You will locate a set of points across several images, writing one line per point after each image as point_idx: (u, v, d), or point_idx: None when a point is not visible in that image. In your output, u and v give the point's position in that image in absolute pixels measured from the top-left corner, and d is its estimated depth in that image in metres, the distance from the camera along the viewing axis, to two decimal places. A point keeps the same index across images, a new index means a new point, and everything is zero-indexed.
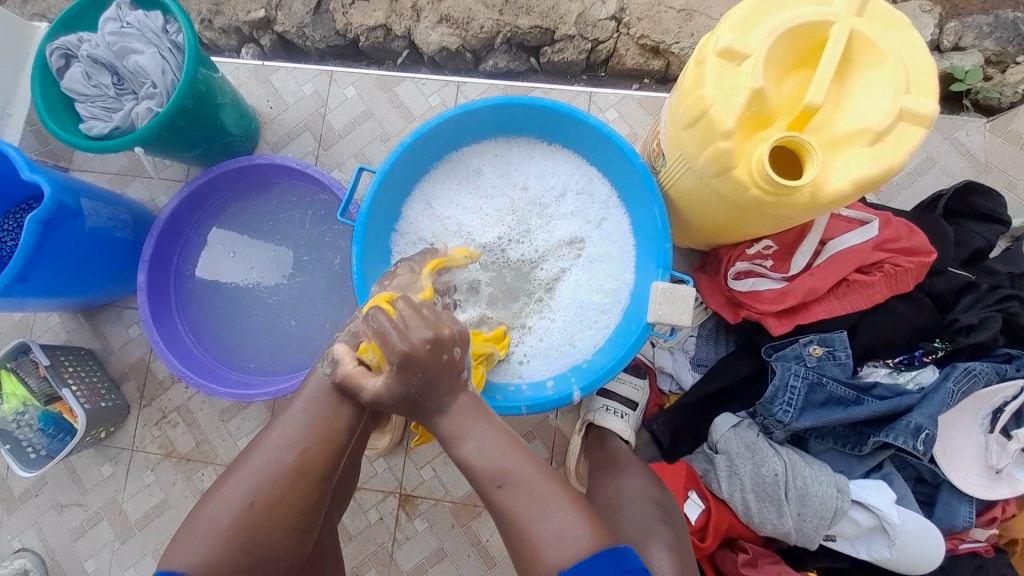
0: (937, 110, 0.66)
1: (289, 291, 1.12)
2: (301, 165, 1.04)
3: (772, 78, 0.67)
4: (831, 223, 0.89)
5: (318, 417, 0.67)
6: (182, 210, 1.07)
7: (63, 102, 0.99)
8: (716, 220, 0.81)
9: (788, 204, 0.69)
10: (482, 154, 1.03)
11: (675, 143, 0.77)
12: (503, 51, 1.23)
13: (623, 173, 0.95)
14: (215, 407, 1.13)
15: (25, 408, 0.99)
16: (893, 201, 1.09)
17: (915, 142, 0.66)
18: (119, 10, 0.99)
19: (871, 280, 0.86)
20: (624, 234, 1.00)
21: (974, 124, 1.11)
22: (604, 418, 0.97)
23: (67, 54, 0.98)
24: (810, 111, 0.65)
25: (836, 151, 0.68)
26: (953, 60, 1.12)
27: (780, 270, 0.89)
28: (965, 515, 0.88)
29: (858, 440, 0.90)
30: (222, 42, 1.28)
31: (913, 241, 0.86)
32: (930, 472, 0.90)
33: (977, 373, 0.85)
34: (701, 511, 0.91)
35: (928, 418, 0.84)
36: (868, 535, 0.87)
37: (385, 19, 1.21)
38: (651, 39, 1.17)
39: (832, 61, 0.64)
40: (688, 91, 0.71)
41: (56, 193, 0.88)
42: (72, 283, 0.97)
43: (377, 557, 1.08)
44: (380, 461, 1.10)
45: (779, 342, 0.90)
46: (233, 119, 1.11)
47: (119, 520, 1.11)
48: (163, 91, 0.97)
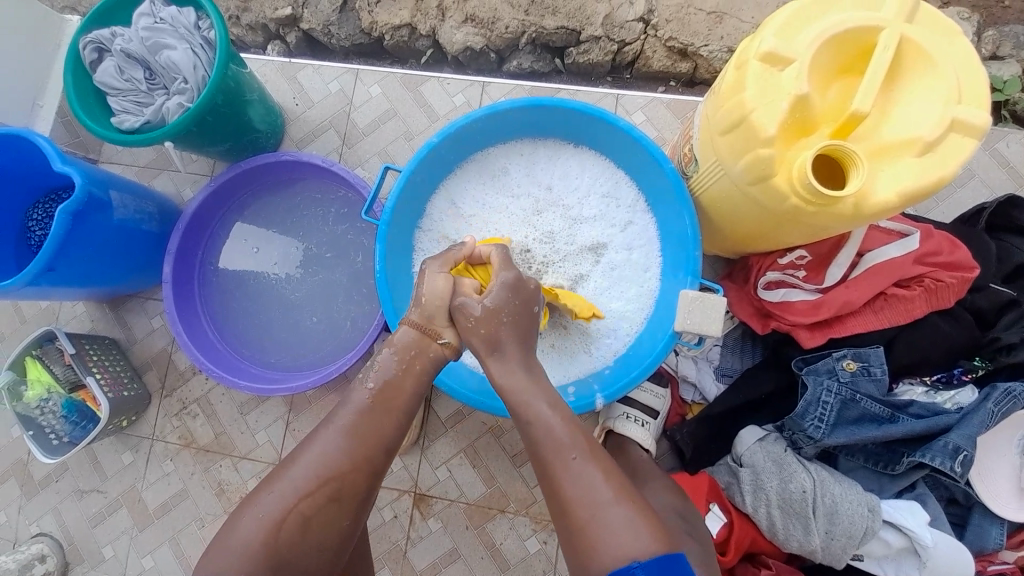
0: (990, 122, 0.63)
1: (311, 287, 1.13)
2: (327, 162, 1.04)
3: (816, 84, 0.65)
4: (869, 234, 0.87)
5: (344, 415, 0.67)
6: (208, 204, 1.08)
7: (95, 96, 1.00)
8: (750, 228, 0.79)
9: (829, 214, 0.66)
10: (508, 155, 1.02)
11: (711, 148, 0.75)
12: (528, 51, 1.22)
13: (652, 177, 0.93)
14: (235, 400, 1.14)
15: (50, 396, 1.01)
16: (929, 212, 1.06)
17: (964, 154, 0.64)
18: (152, 5, 1.00)
19: (910, 295, 0.83)
20: (651, 240, 0.98)
21: (1016, 134, 1.08)
22: (625, 426, 0.95)
23: (100, 48, 0.99)
24: (856, 120, 0.63)
25: (881, 161, 0.65)
26: (992, 69, 1.09)
27: (813, 281, 0.87)
28: (996, 537, 0.85)
29: (891, 459, 0.87)
30: (249, 39, 1.29)
31: (955, 256, 0.83)
32: (964, 493, 0.87)
33: (1018, 393, 0.82)
34: (723, 525, 0.88)
35: (967, 439, 0.80)
36: (897, 556, 0.84)
37: (411, 18, 1.21)
38: (679, 42, 1.16)
39: (880, 68, 0.62)
40: (727, 95, 0.69)
41: (87, 184, 0.89)
42: (98, 273, 0.98)
43: (391, 555, 1.08)
44: (396, 459, 1.10)
45: (811, 356, 0.88)
46: (261, 115, 1.11)
47: (138, 508, 1.12)
48: (193, 87, 0.98)
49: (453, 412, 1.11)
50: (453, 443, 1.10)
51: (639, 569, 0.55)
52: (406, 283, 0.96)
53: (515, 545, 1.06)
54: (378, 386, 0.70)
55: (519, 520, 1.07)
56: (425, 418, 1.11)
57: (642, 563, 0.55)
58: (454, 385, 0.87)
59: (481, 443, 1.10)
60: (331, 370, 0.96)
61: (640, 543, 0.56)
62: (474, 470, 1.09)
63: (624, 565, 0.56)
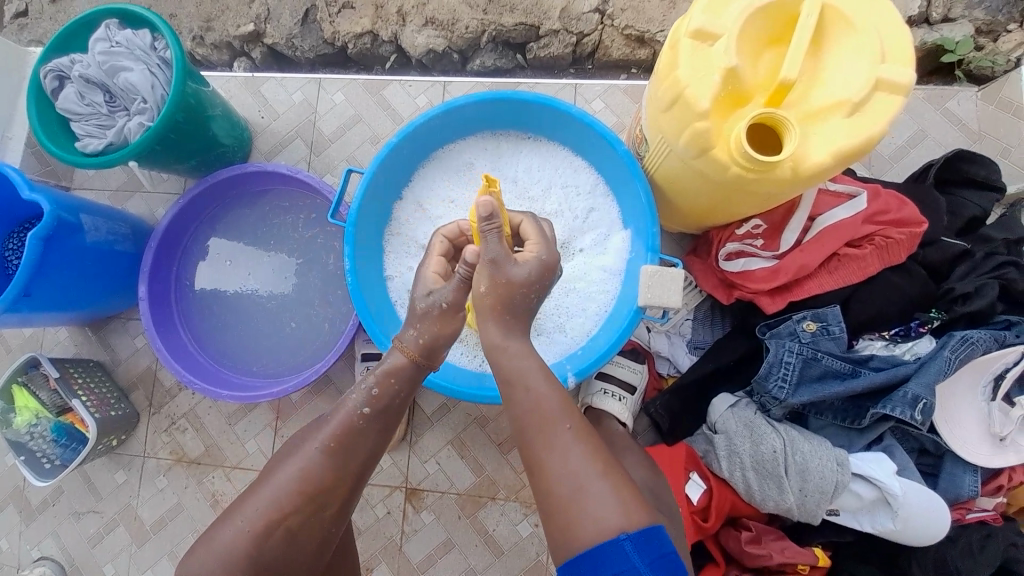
0: (914, 78, 0.66)
1: (288, 296, 1.14)
2: (293, 170, 1.06)
3: (745, 56, 0.67)
4: (819, 199, 0.89)
5: (339, 429, 0.68)
6: (179, 221, 1.10)
7: (59, 123, 1.02)
8: (704, 201, 0.81)
9: (769, 180, 0.69)
10: (470, 151, 1.04)
11: (655, 127, 0.77)
12: (489, 50, 1.24)
13: (609, 160, 0.96)
14: (222, 412, 1.15)
15: (39, 420, 1.02)
16: (885, 174, 1.08)
17: (893, 110, 0.66)
18: (108, 30, 1.01)
19: (861, 253, 0.86)
20: (614, 222, 1.00)
21: (965, 93, 1.11)
22: (602, 402, 0.98)
23: (61, 76, 1.01)
24: (785, 87, 0.66)
25: (814, 124, 0.68)
26: (943, 32, 1.11)
27: (770, 248, 0.89)
28: (969, 483, 0.87)
29: (858, 414, 0.90)
30: (215, 58, 1.30)
31: (903, 212, 0.86)
32: (932, 443, 0.90)
33: (975, 340, 0.84)
34: (703, 492, 0.90)
35: (926, 387, 0.83)
36: (872, 508, 0.86)
37: (372, 25, 1.23)
38: (636, 29, 1.18)
39: (805, 35, 0.65)
40: (663, 74, 0.71)
41: (56, 209, 0.91)
42: (75, 297, 0.99)
43: (387, 551, 1.09)
44: (385, 456, 1.12)
45: (773, 321, 0.91)
46: (226, 130, 1.13)
47: (135, 525, 1.13)
48: (153, 106, 0.99)
49: (438, 406, 1.13)
50: (440, 435, 1.12)
51: (626, 541, 0.58)
52: (376, 281, 0.98)
53: (507, 529, 1.08)
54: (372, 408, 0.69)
55: (510, 506, 1.09)
56: (410, 415, 1.12)
57: (628, 534, 0.58)
58: (429, 375, 0.89)
59: (467, 434, 1.11)
60: (311, 373, 0.98)
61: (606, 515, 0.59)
62: (463, 460, 1.11)
63: (613, 538, 0.58)
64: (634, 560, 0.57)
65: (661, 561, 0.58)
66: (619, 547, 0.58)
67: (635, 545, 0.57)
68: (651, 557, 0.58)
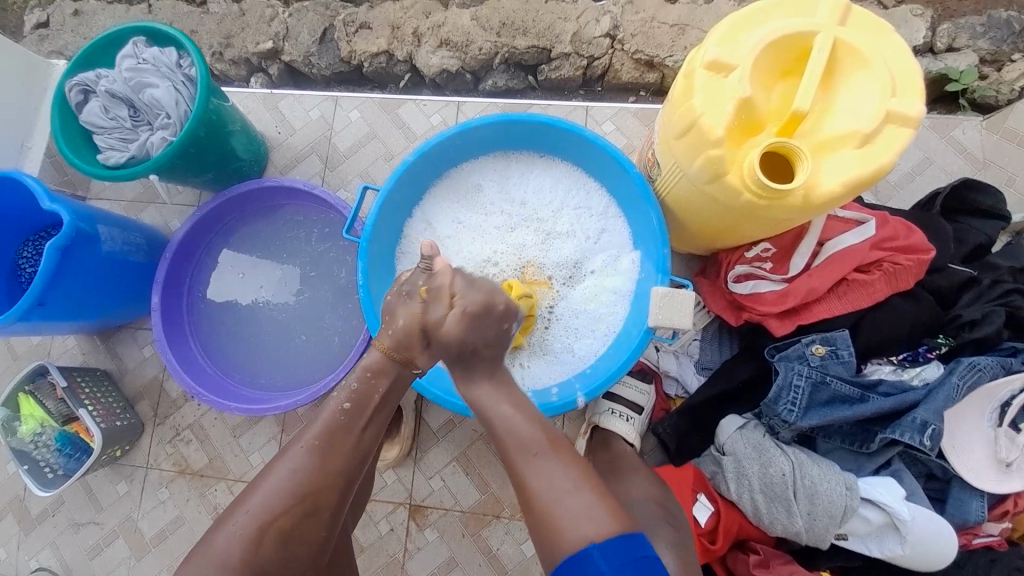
0: (923, 112, 0.68)
1: (299, 308, 1.15)
2: (309, 185, 1.08)
3: (759, 87, 0.69)
4: (828, 223, 0.90)
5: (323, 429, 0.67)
6: (195, 233, 1.12)
7: (82, 135, 1.04)
8: (715, 224, 0.83)
9: (781, 206, 0.70)
10: (483, 170, 1.07)
11: (669, 152, 0.79)
12: (501, 71, 1.27)
13: (621, 183, 0.98)
14: (228, 423, 1.15)
15: (43, 429, 1.02)
16: (890, 200, 1.10)
17: (902, 143, 0.68)
18: (135, 47, 1.05)
19: (869, 279, 0.87)
20: (624, 243, 1.02)
21: (968, 123, 1.13)
22: (609, 421, 0.97)
23: (85, 89, 1.04)
24: (798, 117, 0.68)
25: (825, 154, 0.70)
26: (947, 61, 1.14)
27: (779, 272, 0.90)
28: (977, 509, 0.87)
29: (866, 438, 0.89)
30: (233, 73, 1.34)
31: (910, 240, 0.88)
32: (940, 468, 0.90)
33: (982, 366, 0.85)
34: (710, 514, 0.90)
35: (934, 413, 0.83)
36: (881, 533, 0.85)
37: (388, 45, 1.26)
38: (645, 54, 1.22)
39: (816, 69, 0.67)
40: (679, 101, 0.73)
41: (75, 220, 0.93)
42: (89, 305, 1.00)
43: (389, 568, 1.08)
44: (389, 471, 1.11)
45: (782, 343, 0.91)
46: (244, 145, 1.15)
47: (135, 537, 1.12)
48: (176, 121, 1.02)
49: (444, 421, 1.13)
50: (445, 451, 1.12)
51: (595, 549, 0.57)
52: None
53: (511, 549, 1.07)
54: (355, 403, 0.69)
55: (514, 524, 1.08)
56: (416, 430, 1.12)
57: (596, 543, 0.57)
58: (440, 391, 0.90)
59: (473, 450, 1.11)
60: (320, 386, 0.99)
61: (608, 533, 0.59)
62: (468, 477, 1.10)
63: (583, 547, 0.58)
64: (601, 566, 0.56)
65: (635, 565, 0.57)
66: (587, 557, 0.57)
67: (603, 553, 0.57)
68: (618, 561, 0.57)
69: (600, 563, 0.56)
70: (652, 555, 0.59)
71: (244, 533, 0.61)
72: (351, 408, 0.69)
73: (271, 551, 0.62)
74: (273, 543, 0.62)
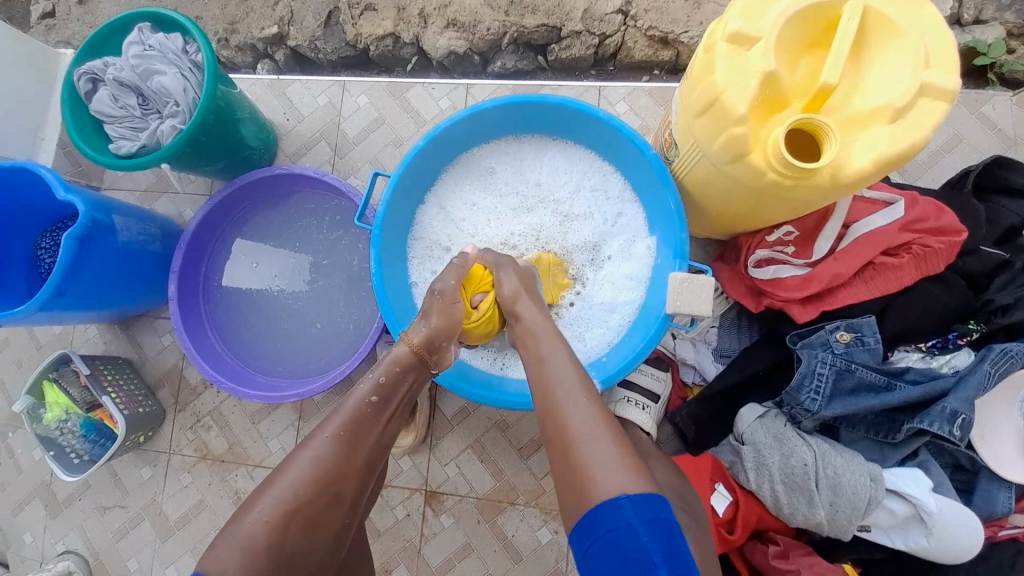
0: (959, 85, 0.64)
1: (312, 296, 1.15)
2: (318, 172, 1.07)
3: (784, 61, 0.66)
4: (854, 206, 0.86)
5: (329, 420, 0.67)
6: (207, 222, 1.11)
7: (92, 124, 1.04)
8: (735, 207, 0.80)
9: (807, 186, 0.67)
10: (493, 154, 1.04)
11: (688, 132, 0.76)
12: (511, 51, 1.23)
13: (637, 164, 0.95)
14: (245, 411, 1.17)
15: (69, 416, 1.04)
16: (919, 180, 1.06)
17: (938, 118, 0.64)
18: (141, 33, 1.03)
19: (898, 263, 0.84)
20: (641, 228, 0.99)
21: (1001, 98, 1.07)
22: (626, 410, 0.96)
23: (94, 78, 1.02)
24: (825, 92, 0.64)
25: (855, 131, 0.66)
26: (976, 34, 1.08)
27: (801, 256, 0.87)
28: (1004, 501, 0.85)
29: (891, 428, 0.88)
30: (238, 59, 1.32)
31: (942, 221, 0.84)
32: (968, 458, 0.88)
33: (1015, 354, 0.82)
34: (728, 504, 0.89)
35: (965, 402, 0.81)
36: (905, 525, 0.84)
37: (393, 27, 1.23)
38: (660, 30, 1.17)
39: (847, 39, 0.63)
40: (698, 78, 0.70)
41: (90, 210, 0.93)
42: (105, 295, 1.01)
43: (405, 553, 1.10)
44: (405, 459, 1.12)
45: (805, 330, 0.89)
46: (253, 133, 1.14)
47: (160, 520, 1.15)
48: (185, 109, 1.01)
49: (457, 409, 1.13)
50: (460, 439, 1.12)
51: (625, 499, 0.55)
52: (401, 286, 0.98)
53: (527, 535, 1.08)
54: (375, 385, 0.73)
55: (529, 511, 1.09)
56: (431, 417, 1.12)
57: (628, 495, 0.56)
58: (455, 380, 0.89)
59: (487, 438, 1.11)
60: (335, 375, 0.99)
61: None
62: (483, 465, 1.11)
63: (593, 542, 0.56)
64: (631, 518, 0.54)
65: (659, 528, 0.53)
66: (615, 505, 0.56)
67: (632, 505, 0.55)
68: (644, 515, 0.54)
69: (629, 514, 0.54)
70: (676, 523, 0.55)
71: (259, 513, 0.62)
72: (378, 399, 0.71)
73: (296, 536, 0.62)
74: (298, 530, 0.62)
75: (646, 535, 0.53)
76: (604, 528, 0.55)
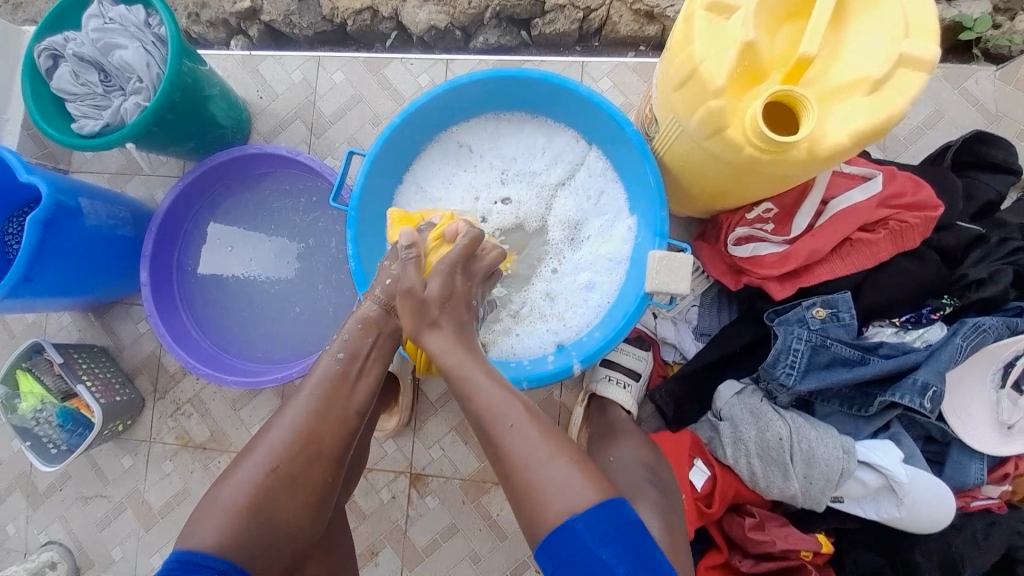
0: (938, 55, 0.63)
1: (291, 280, 1.13)
2: (292, 152, 1.04)
3: (763, 30, 0.64)
4: (833, 181, 0.87)
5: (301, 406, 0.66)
6: (180, 205, 1.08)
7: (54, 103, 0.99)
8: (714, 184, 0.79)
9: (784, 161, 0.66)
10: (473, 132, 1.02)
11: (667, 106, 0.75)
12: (493, 26, 1.20)
13: (618, 142, 0.93)
14: (227, 397, 1.16)
15: (44, 406, 1.03)
16: (900, 155, 1.05)
17: (916, 89, 0.63)
18: (101, 6, 0.98)
19: (875, 238, 0.84)
20: (622, 208, 0.98)
21: (984, 72, 1.06)
22: (606, 389, 0.97)
23: (55, 54, 0.98)
24: (804, 63, 0.63)
25: (833, 103, 0.65)
26: (961, 8, 1.07)
27: (781, 233, 0.87)
28: (976, 472, 0.87)
29: (864, 402, 0.89)
30: (211, 36, 1.27)
31: (919, 196, 0.84)
32: (938, 430, 0.90)
33: (987, 327, 0.83)
34: (706, 479, 0.90)
35: (936, 375, 0.82)
36: (876, 495, 0.86)
37: (371, 1, 1.19)
38: (645, 4, 1.14)
39: (827, 6, 0.62)
40: (677, 49, 0.68)
41: (54, 193, 0.89)
42: (76, 281, 0.98)
43: (391, 534, 1.11)
44: (389, 442, 1.13)
45: (782, 307, 0.89)
46: (224, 111, 1.10)
47: (143, 509, 1.15)
48: (149, 86, 0.97)
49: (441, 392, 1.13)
50: (444, 421, 1.12)
51: (577, 521, 0.57)
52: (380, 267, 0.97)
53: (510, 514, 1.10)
54: (349, 356, 0.75)
55: None
56: (414, 401, 1.12)
57: (579, 515, 0.57)
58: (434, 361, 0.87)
59: None
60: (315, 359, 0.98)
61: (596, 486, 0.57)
62: (467, 446, 1.12)
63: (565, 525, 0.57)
64: (586, 537, 0.56)
65: (620, 537, 0.56)
66: (569, 528, 0.57)
67: (586, 523, 0.56)
68: (599, 532, 0.56)
69: (585, 533, 0.56)
70: (635, 520, 0.59)
71: (232, 494, 0.62)
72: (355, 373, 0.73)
73: (273, 512, 0.63)
74: (276, 505, 0.63)
75: (605, 553, 0.55)
76: (567, 551, 0.56)
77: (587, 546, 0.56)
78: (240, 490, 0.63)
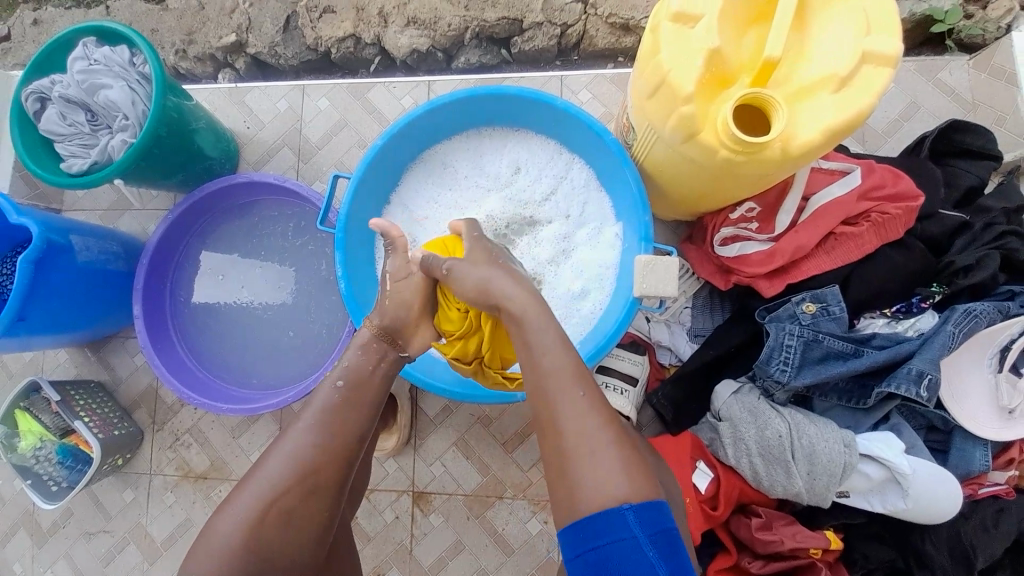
0: (901, 50, 0.64)
1: (283, 306, 1.14)
2: (280, 179, 1.05)
3: (728, 36, 0.66)
4: (813, 177, 0.88)
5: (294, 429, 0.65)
6: (170, 237, 1.09)
7: (43, 145, 1.01)
8: (696, 186, 0.80)
9: (760, 160, 0.67)
10: (455, 149, 1.03)
11: (641, 115, 0.76)
12: (474, 46, 1.22)
13: (599, 151, 0.94)
14: (226, 425, 1.15)
15: (43, 443, 1.02)
16: (880, 148, 1.07)
17: (882, 83, 0.65)
18: (85, 48, 1.00)
19: (858, 231, 0.85)
20: (607, 215, 1.00)
21: (956, 63, 1.09)
22: (604, 395, 0.97)
23: (42, 97, 1.00)
24: (770, 65, 0.64)
25: (803, 101, 0.66)
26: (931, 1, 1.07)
27: (765, 231, 0.88)
28: (981, 459, 0.86)
29: (862, 394, 0.89)
30: (199, 70, 1.29)
31: (899, 187, 0.85)
32: (940, 419, 0.89)
33: (978, 313, 0.83)
34: (710, 480, 0.89)
35: (930, 363, 0.82)
36: (882, 489, 0.85)
37: (354, 28, 1.22)
38: (620, 16, 1.17)
39: (788, 10, 0.63)
40: (646, 59, 0.70)
41: (45, 232, 0.90)
42: (69, 319, 0.98)
43: (397, 556, 1.09)
44: (390, 461, 1.11)
45: (773, 304, 0.90)
46: (211, 142, 1.12)
47: (146, 542, 1.13)
48: (135, 122, 0.98)
49: (440, 409, 1.12)
50: (444, 437, 1.11)
51: (629, 511, 0.53)
52: (371, 286, 0.97)
53: (517, 529, 1.08)
54: (348, 381, 0.73)
55: (518, 504, 1.09)
56: (413, 419, 1.11)
57: (632, 505, 0.54)
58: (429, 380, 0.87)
59: (472, 434, 1.11)
60: (309, 383, 0.97)
61: (595, 493, 0.56)
62: (469, 461, 1.10)
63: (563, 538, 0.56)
64: (634, 529, 0.53)
65: (663, 539, 0.53)
66: (620, 516, 0.53)
67: (637, 516, 0.53)
68: (650, 528, 0.53)
69: (634, 526, 0.53)
70: (676, 529, 0.55)
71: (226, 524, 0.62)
72: (354, 385, 0.73)
73: (276, 534, 0.63)
74: (274, 528, 0.63)
75: (650, 550, 0.52)
76: (604, 538, 0.53)
77: (632, 538, 0.52)
78: (234, 519, 0.62)
